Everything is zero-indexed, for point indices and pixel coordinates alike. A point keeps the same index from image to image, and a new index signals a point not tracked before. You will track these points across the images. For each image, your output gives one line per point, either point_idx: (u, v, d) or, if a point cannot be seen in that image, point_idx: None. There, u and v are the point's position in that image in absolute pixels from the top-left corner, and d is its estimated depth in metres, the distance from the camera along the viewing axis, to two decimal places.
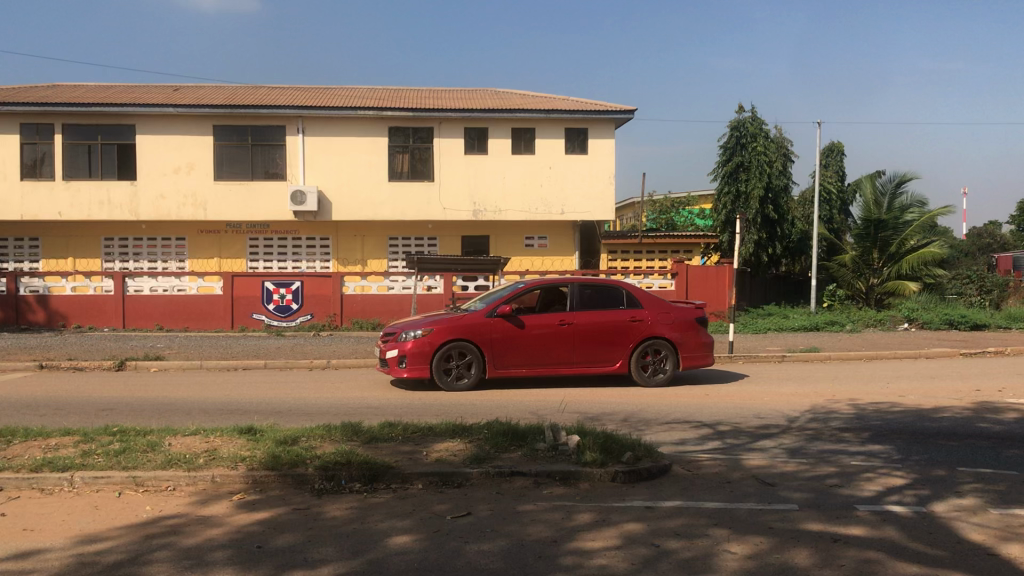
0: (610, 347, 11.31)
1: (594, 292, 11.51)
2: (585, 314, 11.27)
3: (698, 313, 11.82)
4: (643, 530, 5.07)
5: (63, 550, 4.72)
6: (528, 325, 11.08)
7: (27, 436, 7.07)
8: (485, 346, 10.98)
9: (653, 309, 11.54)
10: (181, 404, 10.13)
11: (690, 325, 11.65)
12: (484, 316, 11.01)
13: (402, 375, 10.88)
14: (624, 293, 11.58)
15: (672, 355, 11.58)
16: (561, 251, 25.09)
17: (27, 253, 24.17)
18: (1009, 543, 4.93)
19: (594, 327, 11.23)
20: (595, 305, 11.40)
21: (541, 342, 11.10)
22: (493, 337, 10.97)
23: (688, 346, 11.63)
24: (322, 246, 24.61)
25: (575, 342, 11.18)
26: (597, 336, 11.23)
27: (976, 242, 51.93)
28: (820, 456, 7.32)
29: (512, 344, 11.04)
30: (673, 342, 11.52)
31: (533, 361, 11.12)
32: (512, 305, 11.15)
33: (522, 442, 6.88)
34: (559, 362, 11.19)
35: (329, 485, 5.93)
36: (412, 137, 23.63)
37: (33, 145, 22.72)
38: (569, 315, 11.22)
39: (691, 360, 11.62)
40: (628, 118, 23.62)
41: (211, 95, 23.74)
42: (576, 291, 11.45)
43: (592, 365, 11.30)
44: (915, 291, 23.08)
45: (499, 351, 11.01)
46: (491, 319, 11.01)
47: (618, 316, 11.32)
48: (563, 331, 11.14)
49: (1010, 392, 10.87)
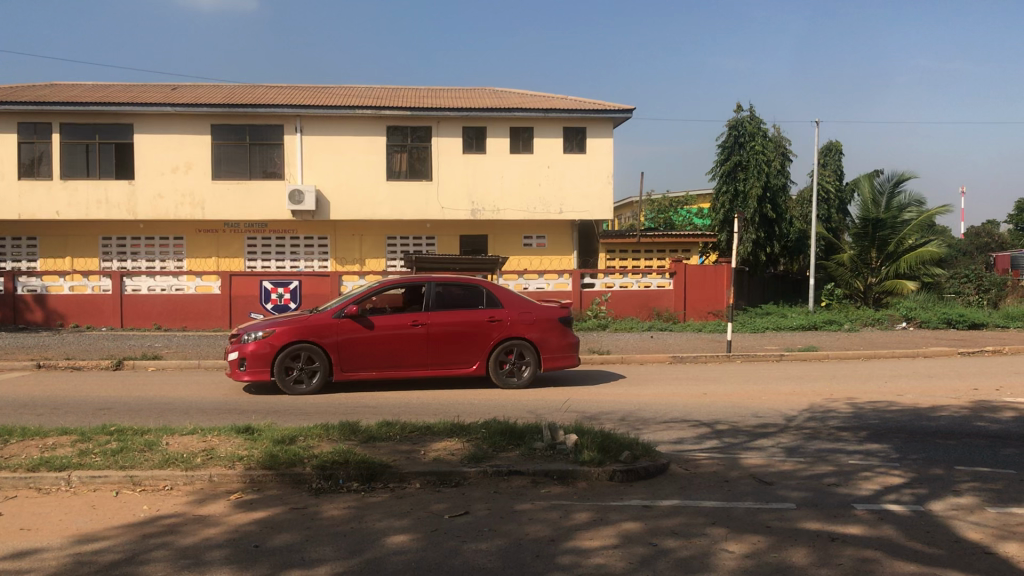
0: (466, 349, 11.08)
1: (453, 292, 11.28)
2: (438, 314, 11.02)
3: (562, 313, 11.60)
4: (640, 530, 5.06)
5: (59, 550, 4.70)
6: (376, 326, 10.83)
7: (23, 435, 7.05)
8: (330, 348, 10.73)
9: (512, 310, 11.33)
10: (178, 404, 10.10)
11: (552, 325, 11.43)
12: (332, 316, 10.75)
13: (242, 378, 10.57)
14: (485, 293, 11.36)
15: (533, 355, 11.38)
16: (559, 250, 25.09)
17: (25, 252, 24.12)
18: (1007, 542, 4.94)
19: (450, 328, 11.00)
20: (450, 305, 11.17)
21: (391, 343, 10.85)
22: (340, 338, 10.72)
23: (549, 346, 11.41)
24: (320, 245, 24.59)
25: (427, 343, 10.93)
26: (450, 336, 11.00)
27: (974, 241, 51.88)
28: (818, 455, 7.32)
29: (361, 345, 10.78)
30: (532, 342, 11.32)
31: (381, 363, 10.86)
32: (363, 305, 10.89)
33: (519, 441, 6.87)
34: (410, 363, 10.94)
35: (326, 484, 5.92)
36: (410, 136, 23.61)
37: (31, 144, 22.66)
38: (422, 316, 10.98)
39: (553, 360, 11.40)
40: (626, 117, 23.64)
41: (209, 95, 23.69)
42: (433, 291, 11.21)
43: (447, 367, 11.06)
44: (913, 290, 23.14)
45: (347, 353, 10.75)
46: (339, 319, 10.75)
47: (476, 316, 11.11)
48: (414, 331, 10.90)
49: (1007, 391, 10.86)
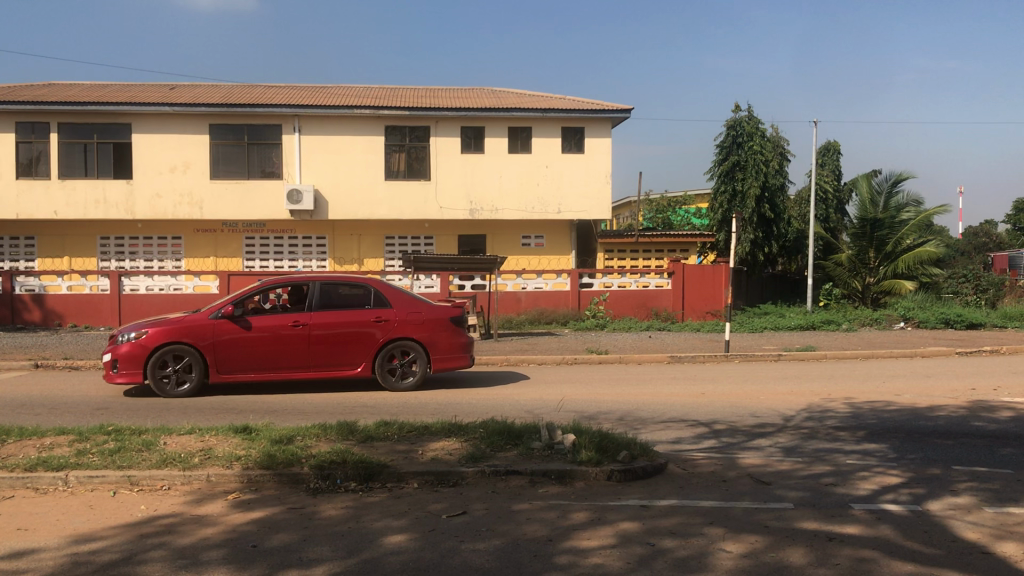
0: (351, 350, 10.73)
1: (339, 291, 10.91)
2: (321, 315, 10.66)
3: (453, 312, 11.26)
4: (638, 530, 5.06)
5: (56, 550, 4.70)
6: (254, 327, 10.45)
7: (20, 435, 7.04)
8: (206, 350, 10.35)
9: (400, 309, 10.99)
10: (175, 404, 10.08)
11: (443, 325, 11.09)
12: (209, 316, 10.39)
13: (116, 380, 10.21)
14: (372, 292, 10.99)
15: (422, 356, 11.04)
16: (557, 250, 25.08)
17: (23, 252, 24.09)
18: (1004, 542, 4.94)
19: (334, 328, 10.65)
20: (335, 305, 10.80)
21: (269, 345, 10.48)
22: (214, 340, 10.34)
23: (439, 347, 11.08)
24: (318, 244, 24.57)
25: (308, 344, 10.58)
26: (333, 337, 10.65)
27: (972, 241, 51.91)
28: (816, 455, 7.33)
29: (238, 347, 10.41)
30: (420, 343, 10.97)
31: (260, 365, 10.50)
32: (241, 305, 10.50)
33: (517, 441, 6.86)
34: (291, 366, 10.59)
35: (324, 484, 5.92)
36: (409, 136, 23.60)
37: (29, 144, 22.63)
38: (304, 316, 10.60)
39: (442, 361, 11.08)
40: (625, 117, 23.67)
41: (207, 94, 23.66)
42: (318, 289, 10.83)
43: (330, 368, 10.71)
44: (911, 290, 23.20)
45: (223, 355, 10.38)
46: (215, 320, 10.37)
47: (362, 316, 10.74)
48: (294, 332, 10.53)
49: (1005, 391, 10.86)
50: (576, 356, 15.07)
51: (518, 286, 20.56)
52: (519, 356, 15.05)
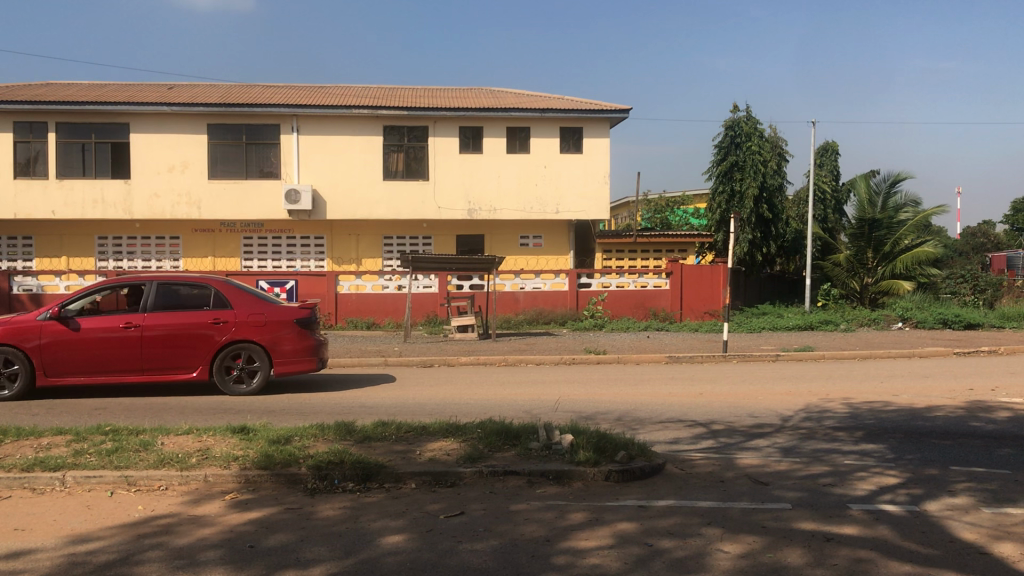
0: (188, 353, 10.26)
1: (179, 291, 10.49)
2: (155, 316, 10.23)
3: (300, 314, 10.81)
4: (636, 530, 5.06)
5: (53, 550, 4.69)
6: (83, 328, 10.03)
7: (17, 435, 7.02)
8: (33, 351, 9.94)
9: (242, 310, 10.54)
10: (173, 404, 10.07)
11: (288, 327, 10.64)
12: (36, 318, 10.01)
13: None
14: (212, 292, 10.55)
15: (264, 361, 10.58)
16: (555, 250, 25.07)
17: (20, 251, 24.05)
18: (1002, 542, 4.94)
19: (171, 330, 10.19)
20: (173, 306, 10.38)
21: (100, 347, 10.05)
22: (41, 342, 9.94)
23: (282, 351, 10.62)
24: (316, 244, 24.55)
25: (141, 347, 10.14)
26: (168, 340, 10.20)
27: (970, 241, 52.07)
28: (814, 455, 7.33)
29: (66, 350, 9.99)
30: (261, 346, 10.51)
31: (90, 368, 10.06)
32: (71, 306, 10.11)
33: (515, 441, 6.87)
34: (125, 369, 10.15)
35: (322, 484, 5.91)
36: (407, 136, 23.61)
37: (27, 143, 22.60)
38: (137, 318, 10.19)
39: (286, 366, 10.62)
40: (623, 117, 23.68)
41: (205, 94, 23.63)
42: (156, 290, 10.42)
43: (165, 372, 10.27)
44: (909, 290, 23.28)
45: (50, 358, 9.96)
46: (42, 321, 9.99)
47: (198, 318, 10.30)
48: (126, 334, 10.11)
49: (1002, 392, 10.86)
50: (574, 356, 15.08)
51: (516, 286, 20.58)
52: (518, 356, 15.06)
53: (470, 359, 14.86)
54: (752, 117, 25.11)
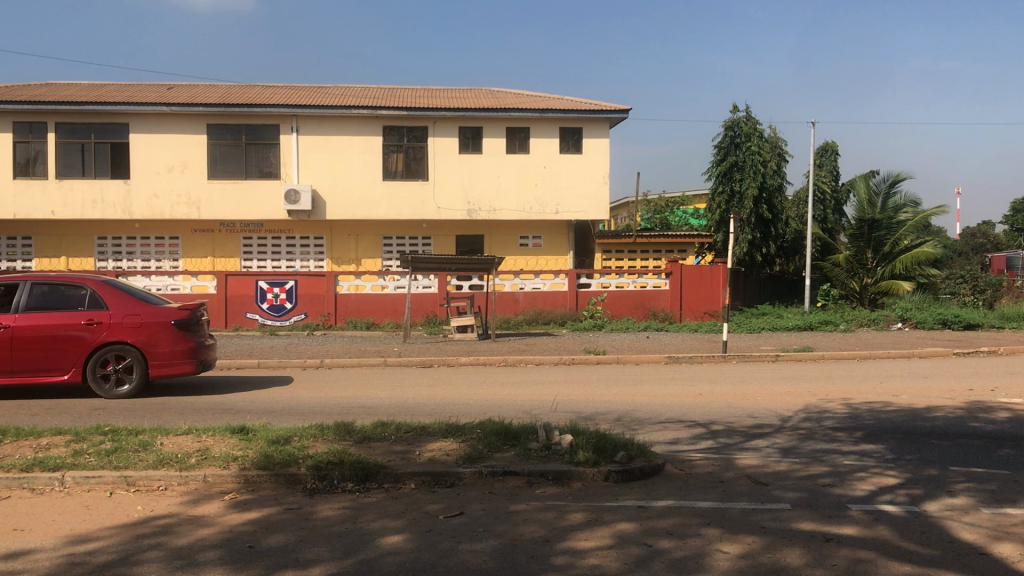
0: (59, 354, 9.96)
1: (54, 291, 10.17)
2: (28, 317, 9.90)
3: (180, 315, 10.52)
4: (635, 530, 5.06)
5: (53, 550, 4.69)
6: None
7: (16, 436, 7.02)
8: None
9: (120, 311, 10.23)
10: (173, 404, 10.07)
11: (167, 328, 10.36)
12: None
13: None
14: (88, 293, 10.24)
15: (140, 363, 10.26)
16: (555, 250, 25.07)
17: (20, 251, 24.03)
18: (1001, 543, 4.94)
19: (36, 329, 9.86)
20: (48, 306, 10.07)
21: None
22: None
23: (160, 353, 10.32)
24: (315, 244, 24.55)
25: (11, 348, 9.78)
26: (39, 341, 9.86)
27: (969, 241, 52.16)
28: (813, 456, 7.34)
29: None
30: (136, 348, 10.20)
31: None
32: None
33: (514, 442, 6.87)
34: None
35: (321, 485, 5.91)
36: (407, 136, 23.61)
37: (27, 144, 22.60)
38: (7, 318, 9.84)
39: (163, 368, 10.33)
40: (623, 118, 23.69)
41: (205, 94, 23.63)
42: (29, 290, 10.09)
43: (36, 375, 9.90)
44: (909, 291, 23.27)
45: None
46: None
47: (71, 318, 9.99)
48: None
49: (1001, 392, 10.88)
50: (573, 356, 15.09)
51: (515, 286, 20.59)
52: (517, 357, 15.05)
53: (469, 360, 14.86)
54: (751, 118, 25.12)
